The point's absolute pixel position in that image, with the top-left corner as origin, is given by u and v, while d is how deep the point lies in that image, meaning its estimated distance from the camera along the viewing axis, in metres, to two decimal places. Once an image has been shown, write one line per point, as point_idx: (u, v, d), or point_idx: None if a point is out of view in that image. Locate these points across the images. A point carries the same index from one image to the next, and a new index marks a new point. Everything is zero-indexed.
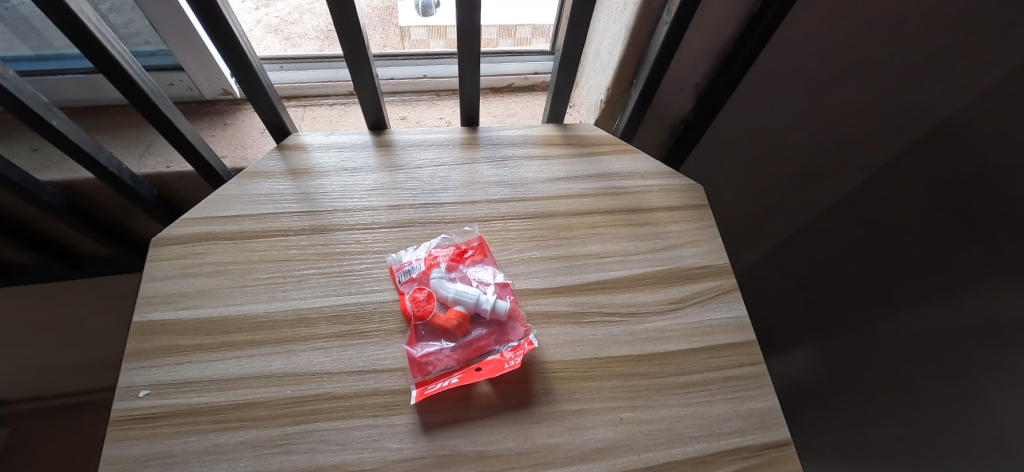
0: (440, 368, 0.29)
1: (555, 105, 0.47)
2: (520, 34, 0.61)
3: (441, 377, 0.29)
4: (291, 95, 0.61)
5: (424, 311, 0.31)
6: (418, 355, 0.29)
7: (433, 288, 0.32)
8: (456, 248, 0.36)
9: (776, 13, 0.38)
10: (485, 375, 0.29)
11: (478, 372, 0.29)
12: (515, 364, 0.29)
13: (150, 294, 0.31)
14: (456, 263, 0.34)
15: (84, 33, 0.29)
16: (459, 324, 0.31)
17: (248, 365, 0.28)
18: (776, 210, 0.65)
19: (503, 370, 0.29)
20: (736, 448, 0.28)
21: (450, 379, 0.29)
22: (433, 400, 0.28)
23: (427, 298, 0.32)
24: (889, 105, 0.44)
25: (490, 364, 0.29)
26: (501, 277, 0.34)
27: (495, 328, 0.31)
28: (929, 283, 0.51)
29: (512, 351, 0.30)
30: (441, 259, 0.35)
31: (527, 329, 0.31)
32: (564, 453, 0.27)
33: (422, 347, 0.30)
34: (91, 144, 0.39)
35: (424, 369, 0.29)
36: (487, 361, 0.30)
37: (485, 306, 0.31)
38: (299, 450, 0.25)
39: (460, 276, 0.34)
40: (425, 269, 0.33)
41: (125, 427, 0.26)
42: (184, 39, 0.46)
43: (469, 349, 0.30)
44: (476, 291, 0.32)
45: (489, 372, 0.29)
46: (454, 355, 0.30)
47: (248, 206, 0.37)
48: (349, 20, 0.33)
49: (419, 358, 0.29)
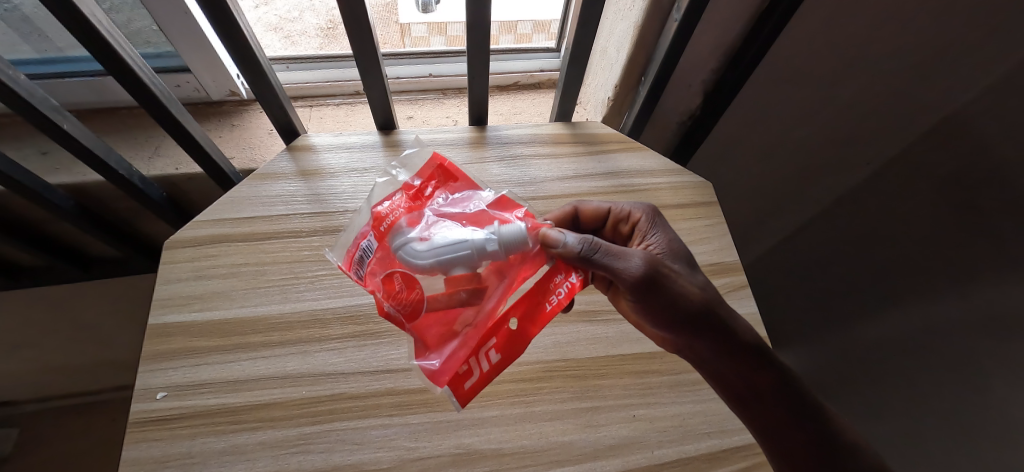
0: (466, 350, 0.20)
1: (565, 101, 0.46)
2: (521, 30, 0.60)
3: (474, 358, 0.19)
4: (297, 95, 0.60)
5: (413, 305, 0.21)
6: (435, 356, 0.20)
7: (401, 261, 0.21)
8: (421, 182, 0.24)
9: (782, 14, 0.37)
10: (535, 324, 0.21)
11: (522, 326, 0.20)
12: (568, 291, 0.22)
13: (165, 296, 0.32)
14: (418, 204, 0.23)
15: (93, 35, 0.29)
16: (467, 291, 0.21)
17: (264, 366, 0.29)
18: (784, 204, 0.65)
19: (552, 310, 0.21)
20: (747, 443, 0.30)
21: (490, 356, 0.20)
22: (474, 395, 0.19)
23: (406, 284, 0.21)
24: (899, 99, 0.44)
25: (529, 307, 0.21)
26: (484, 198, 0.24)
27: (509, 267, 0.22)
28: (940, 277, 0.50)
29: (554, 275, 0.22)
30: (402, 207, 0.23)
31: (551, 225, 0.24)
32: (578, 450, 0.28)
33: (438, 350, 0.20)
34: (102, 147, 0.40)
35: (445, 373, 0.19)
36: (523, 310, 0.21)
37: (490, 246, 0.20)
38: (317, 450, 0.26)
39: (435, 221, 0.22)
40: (380, 231, 0.22)
41: (144, 429, 0.26)
42: (190, 40, 0.46)
43: (490, 308, 0.21)
44: (465, 232, 0.21)
45: (536, 317, 0.21)
46: (478, 327, 0.20)
47: (260, 208, 0.37)
48: (360, 17, 0.32)
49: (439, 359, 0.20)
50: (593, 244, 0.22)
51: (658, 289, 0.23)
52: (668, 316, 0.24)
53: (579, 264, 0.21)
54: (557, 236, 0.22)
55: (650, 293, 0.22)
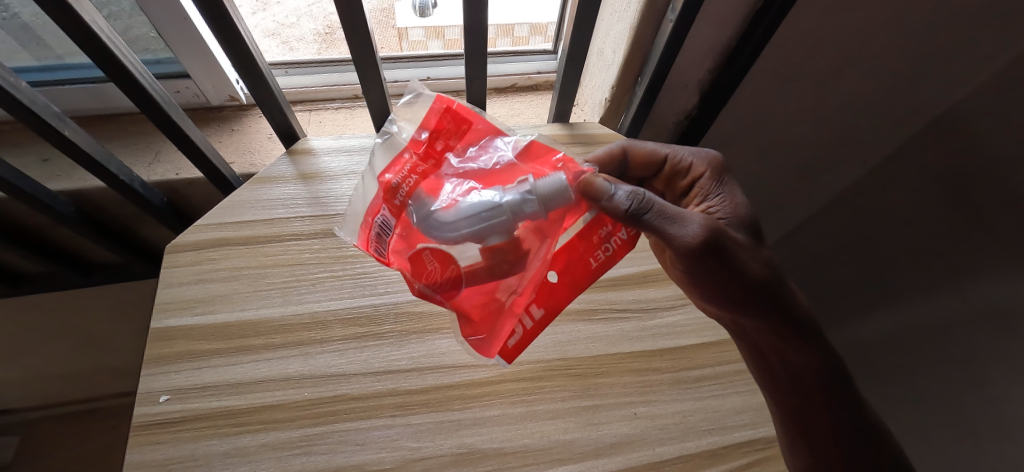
0: (515, 310, 0.23)
1: (562, 103, 0.47)
2: (518, 33, 0.61)
3: (523, 320, 0.23)
4: (296, 100, 0.61)
5: (451, 282, 0.21)
6: (483, 321, 0.23)
7: (427, 235, 0.21)
8: (431, 140, 0.23)
9: (775, 15, 0.37)
10: (573, 281, 0.23)
11: (565, 283, 0.23)
12: (616, 246, 0.24)
13: (166, 300, 0.32)
14: (431, 169, 0.22)
15: (94, 41, 0.29)
16: (507, 262, 0.21)
17: (266, 369, 0.29)
18: (782, 202, 0.65)
19: (597, 265, 0.23)
20: (748, 439, 0.30)
21: (535, 314, 0.23)
22: (520, 349, 0.23)
23: (436, 261, 0.21)
24: (894, 97, 0.44)
25: (570, 263, 0.23)
26: (503, 154, 0.23)
27: (548, 226, 0.22)
28: (937, 273, 0.50)
29: (599, 228, 0.24)
30: (418, 172, 0.22)
31: (581, 169, 0.23)
32: (580, 448, 0.28)
33: (482, 316, 0.23)
34: (102, 153, 0.40)
35: (494, 341, 0.23)
36: (563, 272, 0.23)
37: (527, 207, 0.20)
38: (319, 451, 0.26)
39: (457, 188, 0.21)
40: (395, 205, 0.21)
41: (146, 432, 0.26)
42: (190, 46, 0.46)
43: (533, 275, 0.22)
44: (495, 196, 0.20)
45: (579, 275, 0.23)
46: (523, 291, 0.23)
47: (261, 211, 0.37)
48: (358, 20, 0.33)
49: (487, 321, 0.23)
50: (644, 202, 0.22)
51: (717, 254, 0.24)
52: (719, 278, 0.25)
53: (625, 220, 0.22)
54: (605, 187, 0.22)
55: (707, 257, 0.23)
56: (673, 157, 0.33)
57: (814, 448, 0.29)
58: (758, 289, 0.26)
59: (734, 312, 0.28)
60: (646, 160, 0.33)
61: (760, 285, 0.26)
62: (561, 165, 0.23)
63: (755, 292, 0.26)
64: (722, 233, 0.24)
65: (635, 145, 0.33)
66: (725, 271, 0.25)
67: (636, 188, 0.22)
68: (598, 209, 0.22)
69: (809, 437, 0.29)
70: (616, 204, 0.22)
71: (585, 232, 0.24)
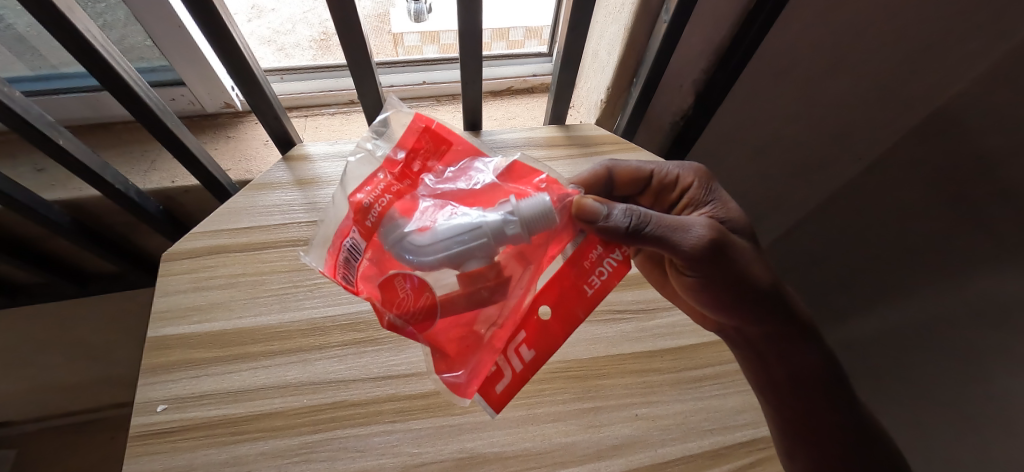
0: (498, 349, 0.22)
1: (557, 105, 0.47)
2: (513, 37, 0.61)
3: (510, 359, 0.21)
4: (292, 106, 0.60)
5: (425, 312, 0.20)
6: (461, 363, 0.22)
7: (401, 259, 0.20)
8: (407, 163, 0.23)
9: (768, 15, 0.37)
10: (567, 315, 0.22)
11: (559, 317, 0.22)
12: (612, 269, 0.23)
13: (163, 308, 0.32)
14: (406, 188, 0.22)
15: (88, 50, 0.29)
16: (486, 290, 0.21)
17: (264, 376, 0.29)
18: (779, 201, 0.65)
19: (593, 293, 0.22)
20: (751, 439, 0.30)
21: (525, 354, 0.22)
22: (511, 394, 0.22)
23: (411, 289, 0.20)
24: (886, 95, 0.44)
25: (563, 294, 0.22)
26: (484, 177, 0.23)
27: (531, 252, 0.21)
28: (932, 270, 0.50)
29: (590, 252, 0.23)
30: (393, 195, 0.22)
31: (566, 191, 0.23)
32: (582, 451, 0.28)
33: (460, 357, 0.22)
34: (98, 163, 0.40)
35: (470, 379, 0.22)
36: (554, 306, 0.22)
37: (508, 229, 0.19)
38: (319, 458, 0.26)
39: (434, 209, 0.21)
40: (366, 226, 0.21)
41: (143, 443, 0.26)
42: (185, 55, 0.46)
43: (515, 304, 0.22)
44: (473, 218, 0.20)
45: (573, 307, 0.22)
46: (507, 326, 0.22)
47: (256, 218, 0.37)
48: (352, 24, 0.33)
49: (466, 363, 0.22)
50: (642, 218, 0.22)
51: (722, 260, 0.24)
52: (726, 283, 0.25)
53: (624, 238, 0.22)
54: (597, 207, 0.21)
55: (710, 265, 0.24)
56: (659, 171, 0.33)
57: (812, 449, 0.29)
58: (762, 295, 0.27)
59: (738, 320, 0.28)
60: (632, 179, 0.33)
61: (763, 291, 0.27)
62: (544, 186, 0.23)
63: (758, 298, 0.27)
64: (725, 240, 0.24)
65: (620, 165, 0.33)
66: (729, 278, 0.25)
67: (630, 206, 0.22)
68: (591, 231, 0.22)
69: (808, 440, 0.29)
70: (613, 225, 0.21)
71: (576, 258, 0.23)
